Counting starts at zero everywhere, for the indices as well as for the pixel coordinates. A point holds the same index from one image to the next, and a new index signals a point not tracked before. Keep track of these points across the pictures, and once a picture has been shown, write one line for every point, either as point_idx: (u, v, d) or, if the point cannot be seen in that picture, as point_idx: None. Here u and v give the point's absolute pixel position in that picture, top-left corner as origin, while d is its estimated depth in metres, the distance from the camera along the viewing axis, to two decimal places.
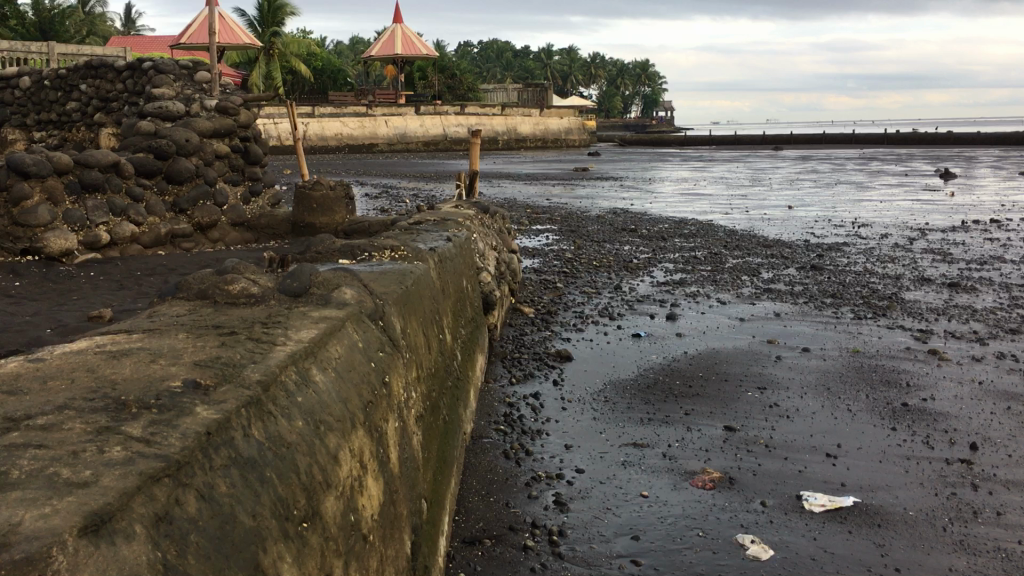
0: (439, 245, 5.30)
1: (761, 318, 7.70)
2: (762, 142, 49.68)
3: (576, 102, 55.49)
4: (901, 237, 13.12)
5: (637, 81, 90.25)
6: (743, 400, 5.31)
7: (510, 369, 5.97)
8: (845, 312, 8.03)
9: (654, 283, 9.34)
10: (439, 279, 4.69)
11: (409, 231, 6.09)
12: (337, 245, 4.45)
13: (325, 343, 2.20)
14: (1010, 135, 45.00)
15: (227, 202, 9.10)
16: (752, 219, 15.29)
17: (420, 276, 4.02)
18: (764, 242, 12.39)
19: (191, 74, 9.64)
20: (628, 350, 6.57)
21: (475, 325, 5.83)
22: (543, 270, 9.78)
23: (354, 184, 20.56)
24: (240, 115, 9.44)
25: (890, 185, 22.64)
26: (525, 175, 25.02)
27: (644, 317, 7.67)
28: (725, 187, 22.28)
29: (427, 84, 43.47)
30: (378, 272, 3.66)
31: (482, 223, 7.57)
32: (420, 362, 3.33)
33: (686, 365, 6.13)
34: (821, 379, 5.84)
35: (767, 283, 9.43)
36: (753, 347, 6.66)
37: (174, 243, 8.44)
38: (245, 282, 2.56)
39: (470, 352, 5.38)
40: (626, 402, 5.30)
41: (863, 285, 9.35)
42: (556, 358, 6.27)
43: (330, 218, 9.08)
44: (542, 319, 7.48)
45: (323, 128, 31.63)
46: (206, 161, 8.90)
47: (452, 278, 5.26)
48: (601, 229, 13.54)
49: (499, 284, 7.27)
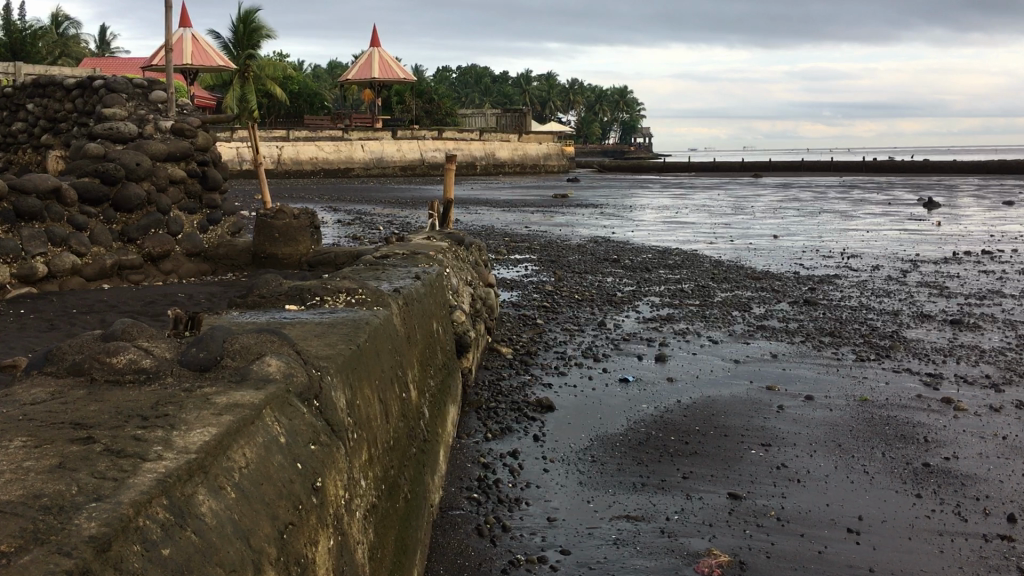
0: (406, 284, 4.73)
1: (757, 360, 7.14)
2: (742, 169, 49.54)
3: (554, 128, 55.32)
4: (892, 269, 12.67)
5: (617, 108, 90.25)
6: (746, 461, 4.73)
7: (485, 422, 5.36)
8: (845, 353, 7.49)
9: (640, 319, 8.78)
10: (402, 326, 4.09)
11: (374, 267, 5.49)
12: (284, 287, 3.86)
13: (227, 448, 1.61)
14: (988, 164, 45.01)
15: (182, 230, 8.49)
16: (738, 250, 14.82)
17: (378, 327, 3.42)
18: (752, 274, 11.88)
19: (147, 93, 8.99)
20: (615, 398, 5.98)
21: (446, 372, 5.24)
22: (522, 305, 9.20)
23: (326, 210, 20.00)
24: (197, 137, 8.82)
25: (874, 214, 22.27)
26: (504, 201, 24.49)
27: (631, 359, 7.10)
28: (707, 215, 21.83)
29: (404, 109, 43.03)
30: (328, 327, 3.06)
31: (456, 255, 7.01)
32: (373, 439, 2.72)
33: (680, 416, 5.54)
34: (829, 434, 5.26)
35: (760, 319, 8.89)
36: (752, 394, 6.08)
37: (121, 275, 7.81)
38: (134, 353, 1.97)
39: (440, 406, 4.79)
40: (615, 464, 4.70)
41: (862, 323, 8.83)
42: (536, 408, 5.67)
43: (293, 248, 8.51)
44: (521, 361, 6.89)
45: (298, 153, 31.07)
46: (159, 186, 8.29)
47: (421, 323, 4.68)
48: (582, 259, 13.00)
49: (475, 322, 6.69)
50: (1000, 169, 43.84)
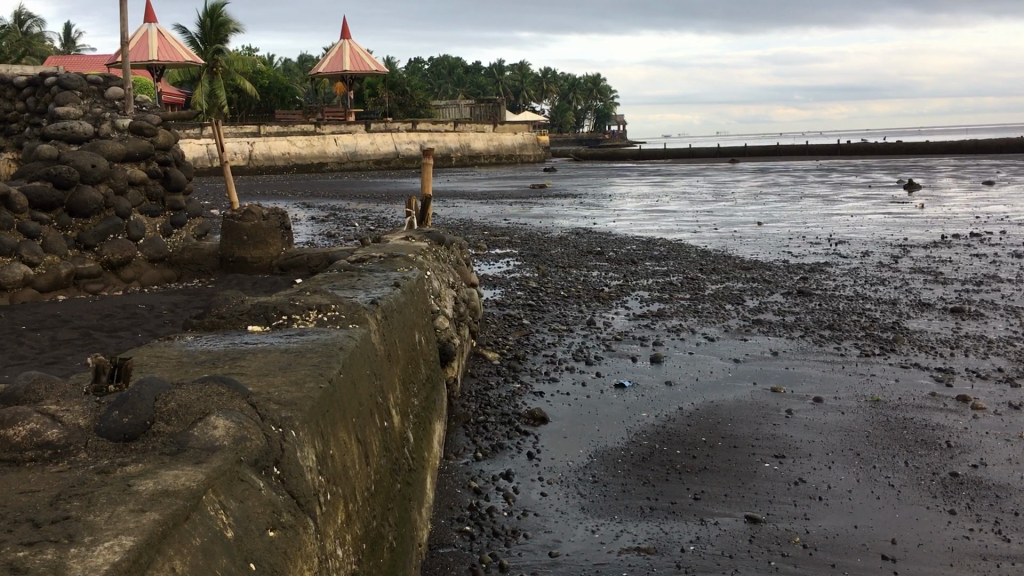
0: (383, 294, 4.29)
1: (758, 358, 6.75)
2: (719, 155, 49.32)
3: (529, 117, 54.88)
4: (883, 255, 12.35)
5: (591, 96, 89.83)
6: (761, 477, 4.34)
7: (475, 439, 4.93)
8: (848, 348, 7.11)
9: (630, 316, 8.39)
10: (381, 342, 3.66)
11: (348, 274, 5.05)
12: (245, 304, 3.40)
13: (146, 570, 1.21)
14: (963, 145, 44.96)
15: (144, 235, 8.01)
16: (723, 238, 14.47)
17: (354, 349, 2.98)
18: (741, 264, 11.51)
19: (103, 90, 8.49)
20: (612, 406, 5.57)
21: (430, 387, 4.81)
22: (506, 304, 8.79)
23: (300, 207, 19.46)
24: (158, 135, 8.30)
25: (856, 197, 22.00)
26: (481, 193, 24.03)
27: (624, 361, 6.71)
28: (688, 202, 21.50)
29: (376, 101, 42.41)
30: (298, 357, 2.63)
31: (436, 255, 6.57)
32: (350, 492, 2.30)
33: (684, 426, 5.14)
34: (846, 441, 4.88)
35: (755, 313, 8.52)
36: (757, 398, 5.69)
37: (78, 285, 7.32)
38: (38, 423, 1.68)
39: (426, 425, 4.37)
40: (619, 484, 4.29)
41: (860, 314, 8.47)
42: (529, 421, 5.24)
43: (263, 251, 8.07)
44: (509, 366, 6.47)
45: (270, 148, 30.53)
46: (118, 189, 7.79)
47: (401, 336, 4.25)
48: (565, 252, 12.59)
49: (458, 328, 6.27)
50: (975, 149, 43.82)
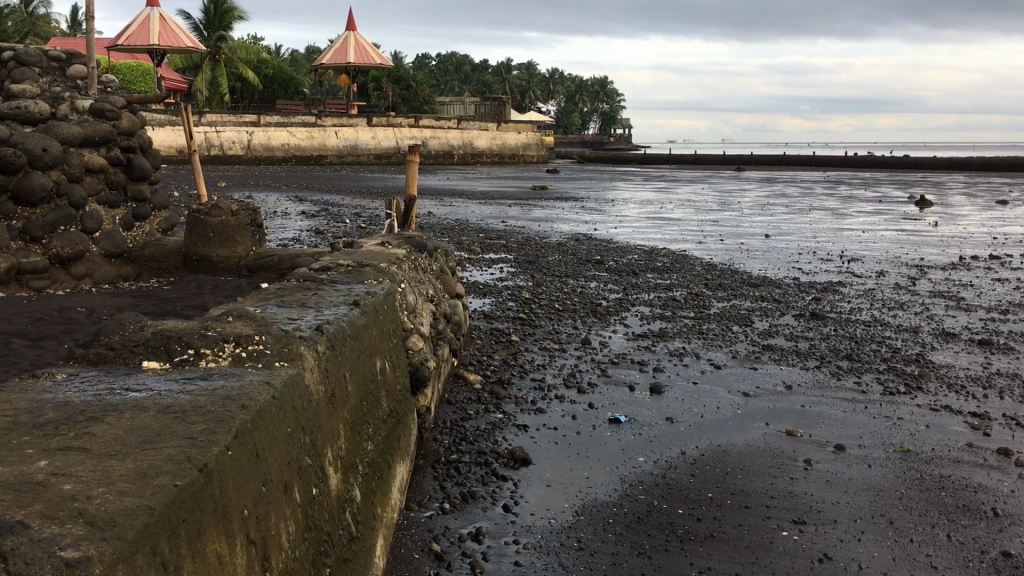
0: (336, 315, 3.57)
1: (769, 392, 6.05)
2: (724, 162, 48.64)
3: (534, 118, 54.19)
4: (900, 275, 11.66)
5: (597, 98, 89.10)
6: (778, 551, 3.64)
7: (443, 485, 4.23)
8: (870, 384, 6.40)
9: (629, 335, 7.69)
10: (323, 380, 2.96)
11: (304, 287, 4.34)
12: (145, 332, 2.69)
13: None
14: (971, 162, 44.28)
15: (99, 227, 7.32)
16: (730, 250, 13.80)
17: (267, 398, 2.29)
18: (749, 281, 10.81)
19: (65, 67, 7.70)
20: (606, 447, 4.86)
21: (393, 422, 4.12)
22: (495, 316, 8.09)
23: (291, 200, 18.70)
24: (122, 120, 7.53)
25: (867, 212, 21.32)
26: (480, 193, 23.29)
27: (620, 389, 6.01)
28: (693, 211, 20.78)
29: (380, 95, 41.71)
30: (175, 422, 1.92)
31: (414, 264, 5.85)
32: None
33: (689, 476, 4.43)
34: (876, 505, 4.18)
35: (765, 337, 7.83)
36: (771, 443, 4.99)
37: (20, 280, 6.64)
38: None
39: (383, 474, 3.67)
40: (610, 554, 3.59)
41: (878, 342, 7.78)
42: (509, 463, 4.54)
43: (230, 250, 7.43)
44: (492, 392, 5.75)
45: (269, 138, 29.84)
46: (72, 176, 7.07)
47: (356, 366, 3.53)
48: (562, 260, 11.89)
49: (435, 346, 5.56)
50: (984, 165, 43.17)
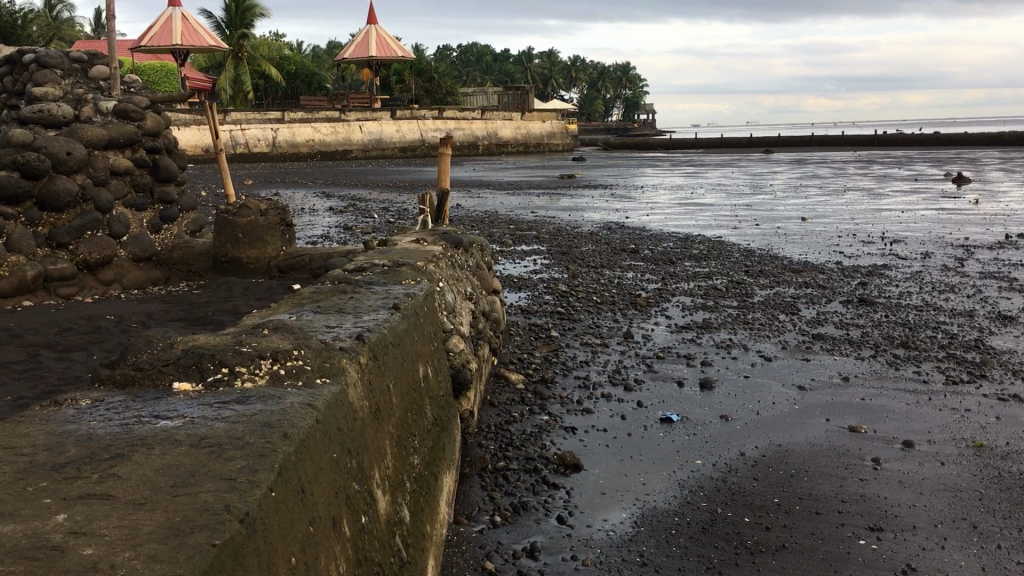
0: (376, 321, 3.35)
1: (825, 386, 5.77)
2: (751, 145, 48.03)
3: (558, 106, 53.81)
4: (946, 256, 11.28)
5: (621, 83, 88.24)
6: (857, 563, 3.38)
7: (493, 496, 4.00)
8: (931, 374, 6.10)
9: (672, 327, 7.43)
10: (367, 393, 2.73)
11: (339, 290, 4.12)
12: (175, 349, 2.47)
13: None
14: (1005, 137, 43.34)
15: (127, 231, 7.17)
16: (767, 235, 13.46)
17: (309, 420, 2.07)
18: (791, 266, 10.48)
19: (87, 68, 7.53)
20: (660, 450, 4.62)
21: (438, 430, 3.89)
22: (532, 311, 7.86)
23: (319, 197, 18.55)
24: (146, 120, 7.34)
25: (904, 191, 20.84)
26: (508, 184, 23.05)
27: (668, 386, 5.76)
28: (724, 195, 20.42)
29: (403, 88, 41.53)
30: (210, 458, 1.70)
31: (451, 261, 5.62)
32: None
33: (751, 479, 4.18)
34: (955, 508, 3.90)
35: (814, 326, 7.54)
36: (834, 441, 4.73)
37: (48, 288, 6.49)
38: None
39: (431, 489, 3.45)
40: (676, 570, 3.35)
41: (933, 328, 7.46)
42: (559, 469, 4.31)
43: (260, 251, 7.25)
44: (535, 392, 5.52)
45: (294, 135, 29.77)
46: (97, 180, 6.91)
47: (399, 375, 3.30)
48: (597, 250, 11.61)
49: (476, 346, 5.34)
50: (1018, 140, 42.26)
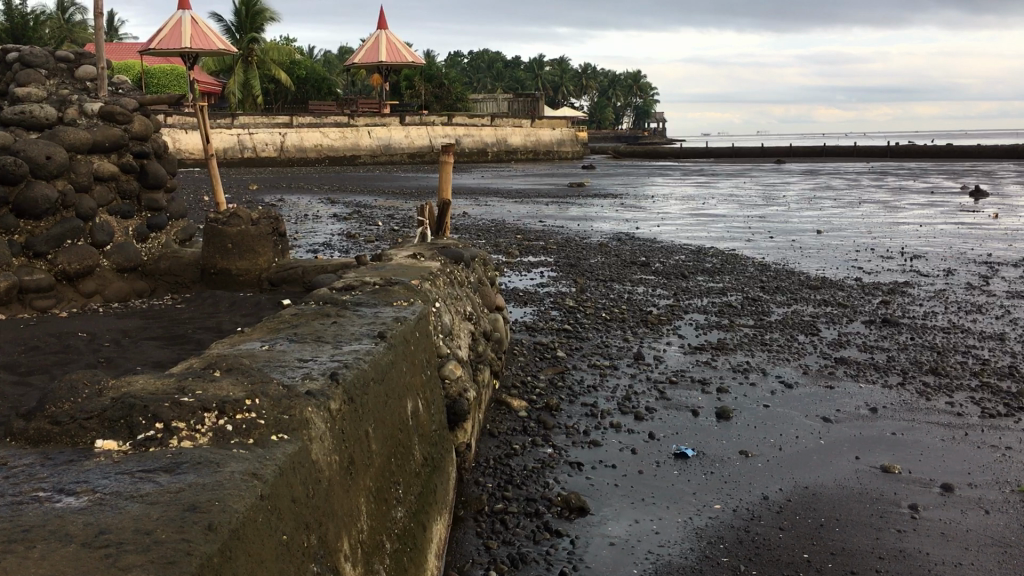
0: (356, 353, 2.94)
1: (852, 418, 5.34)
2: (762, 154, 47.61)
3: (568, 114, 53.52)
4: (969, 274, 10.84)
5: (631, 90, 87.62)
6: None
7: (489, 545, 3.59)
8: (965, 405, 5.67)
9: (686, 348, 7.00)
10: (336, 444, 2.32)
11: (321, 313, 3.71)
12: (105, 398, 2.07)
13: None
14: (1019, 149, 42.82)
15: (110, 240, 6.79)
16: (782, 249, 13.04)
17: (248, 492, 1.66)
18: (809, 282, 10.05)
19: (73, 68, 7.14)
20: (675, 491, 4.20)
21: (428, 471, 3.48)
22: (538, 329, 7.44)
23: (324, 203, 18.16)
24: (133, 123, 6.95)
25: (919, 204, 20.39)
26: (516, 192, 22.70)
27: (683, 414, 5.34)
28: (737, 206, 19.99)
29: (413, 93, 41.24)
30: (101, 570, 1.31)
31: (449, 278, 5.22)
32: None
33: (776, 530, 3.76)
34: (1006, 567, 3.48)
35: (836, 349, 7.11)
36: (866, 484, 4.30)
37: (23, 300, 6.11)
38: None
39: (418, 542, 3.04)
40: None
41: (963, 353, 7.02)
42: (564, 513, 3.90)
43: (251, 262, 6.87)
44: (539, 421, 5.11)
45: (303, 139, 29.49)
46: (79, 186, 6.52)
47: (381, 416, 2.89)
48: (606, 262, 11.19)
49: (474, 369, 4.93)
50: None
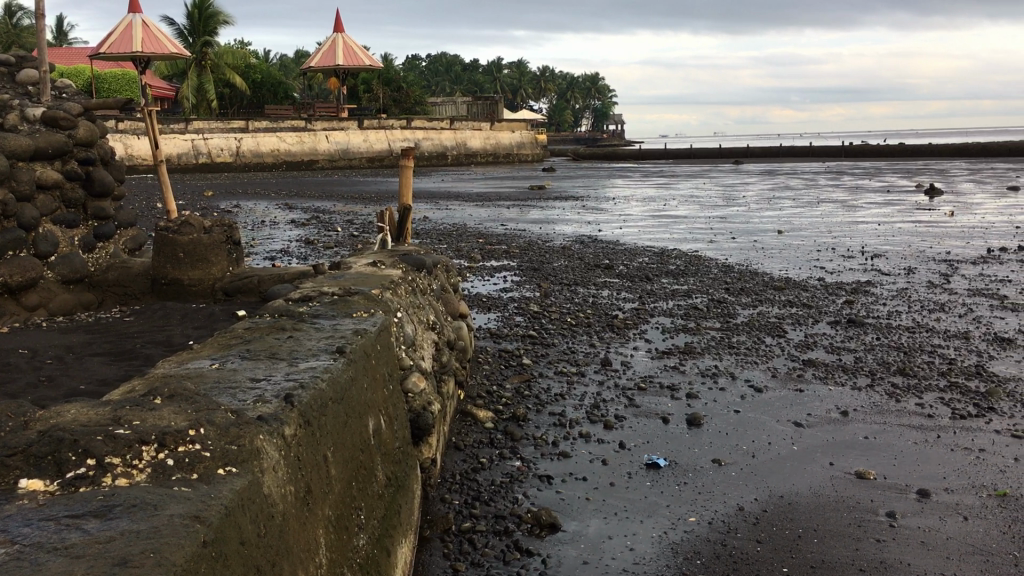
0: (312, 370, 2.76)
1: (824, 422, 5.25)
2: (720, 155, 47.91)
3: (526, 116, 53.47)
4: (930, 272, 10.87)
5: (589, 92, 87.89)
6: None
7: (457, 567, 3.42)
8: (935, 406, 5.60)
9: (653, 353, 6.89)
10: (290, 472, 2.14)
11: (276, 327, 3.51)
12: (30, 432, 1.88)
13: None
14: (970, 148, 43.51)
15: (55, 250, 6.52)
16: (744, 249, 13.01)
17: (187, 538, 1.49)
18: (773, 283, 10.00)
19: (14, 72, 6.84)
20: (649, 504, 4.06)
21: (391, 492, 3.30)
22: (503, 336, 7.28)
23: (281, 208, 17.82)
24: (78, 128, 6.67)
25: (877, 203, 20.56)
26: (477, 195, 22.53)
27: (653, 422, 5.21)
28: (698, 207, 20.00)
29: (371, 97, 40.88)
30: None
31: (411, 286, 5.04)
32: None
33: (753, 543, 3.63)
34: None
35: (803, 351, 7.03)
36: (842, 492, 4.20)
37: None
38: None
39: (381, 569, 2.87)
40: None
41: (929, 352, 6.97)
42: (535, 530, 3.74)
43: (203, 271, 6.63)
44: (505, 433, 4.95)
45: (259, 144, 29.08)
46: (21, 194, 6.23)
47: (340, 437, 2.71)
48: (569, 266, 11.06)
49: (438, 380, 4.75)
50: (983, 151, 42.45)
